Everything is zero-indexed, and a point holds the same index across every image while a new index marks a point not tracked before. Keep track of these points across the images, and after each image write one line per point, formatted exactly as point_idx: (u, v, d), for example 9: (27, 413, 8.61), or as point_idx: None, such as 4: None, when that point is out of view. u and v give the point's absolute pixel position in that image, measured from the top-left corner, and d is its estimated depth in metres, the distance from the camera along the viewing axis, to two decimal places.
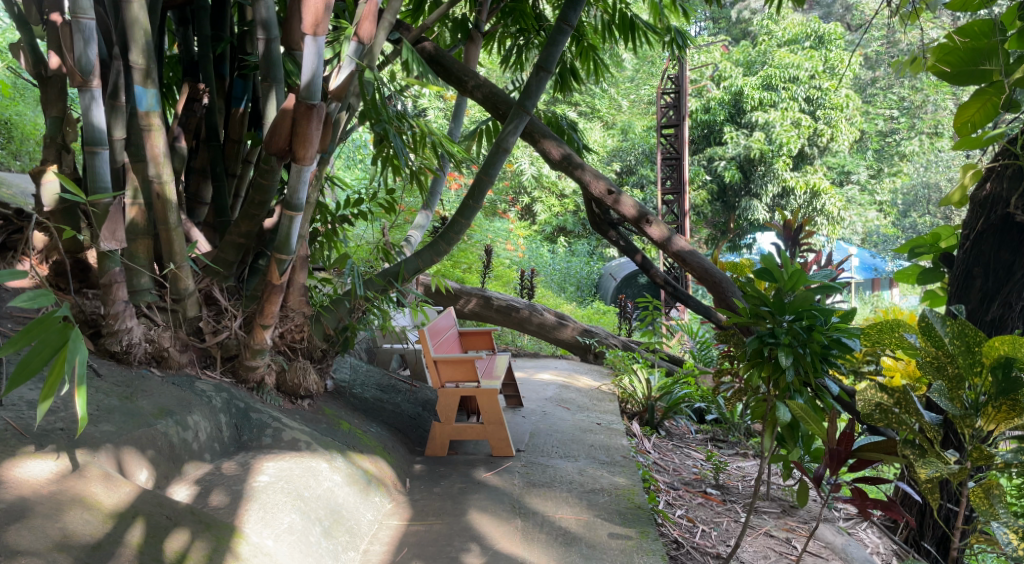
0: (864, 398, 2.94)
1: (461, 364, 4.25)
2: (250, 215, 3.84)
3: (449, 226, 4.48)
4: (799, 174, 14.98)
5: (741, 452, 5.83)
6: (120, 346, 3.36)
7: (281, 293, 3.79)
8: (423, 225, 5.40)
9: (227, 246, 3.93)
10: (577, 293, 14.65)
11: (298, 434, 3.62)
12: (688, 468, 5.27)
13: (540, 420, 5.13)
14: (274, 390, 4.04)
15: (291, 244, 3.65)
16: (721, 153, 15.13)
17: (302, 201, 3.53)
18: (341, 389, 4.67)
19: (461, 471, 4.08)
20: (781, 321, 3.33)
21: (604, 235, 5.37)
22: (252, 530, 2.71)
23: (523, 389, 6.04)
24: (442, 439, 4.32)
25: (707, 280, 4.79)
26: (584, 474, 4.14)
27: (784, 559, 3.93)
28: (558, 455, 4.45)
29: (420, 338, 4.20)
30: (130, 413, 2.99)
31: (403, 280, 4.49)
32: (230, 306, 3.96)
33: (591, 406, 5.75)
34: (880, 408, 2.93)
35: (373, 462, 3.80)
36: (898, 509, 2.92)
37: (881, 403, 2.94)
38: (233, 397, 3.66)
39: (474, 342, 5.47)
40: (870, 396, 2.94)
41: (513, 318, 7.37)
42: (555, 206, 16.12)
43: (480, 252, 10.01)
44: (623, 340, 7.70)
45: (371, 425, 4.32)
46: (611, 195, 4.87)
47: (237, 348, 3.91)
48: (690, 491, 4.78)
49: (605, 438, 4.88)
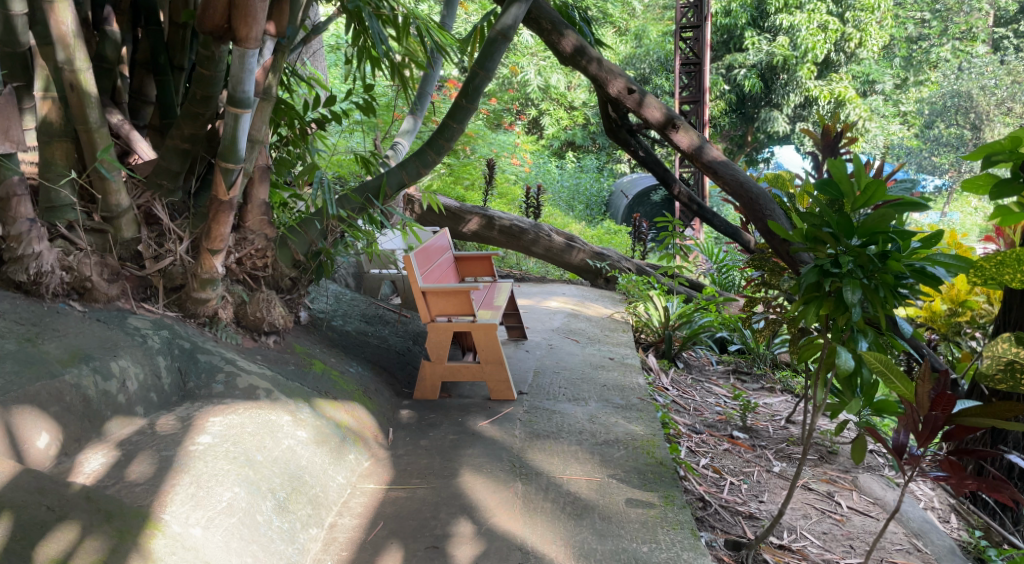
0: (993, 355, 2.87)
1: (454, 295, 3.67)
2: (193, 115, 3.21)
3: (437, 131, 3.80)
4: (824, 83, 14.14)
5: (767, 389, 5.28)
6: (28, 275, 2.75)
7: (231, 211, 3.13)
8: (410, 131, 4.69)
9: (168, 152, 3.27)
10: (586, 212, 13.62)
11: (256, 380, 3.02)
12: (710, 407, 4.64)
13: (545, 355, 4.55)
14: (231, 324, 3.37)
15: (239, 150, 2.98)
16: (741, 60, 14.25)
17: (250, 93, 2.85)
18: (316, 321, 4.07)
19: (454, 419, 3.50)
20: (847, 245, 2.69)
21: (621, 143, 4.65)
22: (174, 515, 2.12)
23: (527, 318, 5.46)
24: (433, 380, 3.75)
25: (741, 196, 4.04)
26: (596, 422, 3.56)
27: (827, 520, 3.32)
28: (565, 397, 3.85)
29: (404, 265, 3.61)
30: (30, 361, 2.40)
31: (384, 197, 3.84)
32: (174, 227, 3.31)
33: (601, 337, 5.16)
34: (1011, 368, 2.85)
35: (348, 411, 3.23)
36: (1011, 492, 2.21)
37: (1013, 361, 2.85)
38: (176, 335, 3.03)
39: (471, 268, 4.83)
40: (1001, 352, 2.87)
41: (517, 239, 6.81)
42: (563, 119, 15.32)
43: (483, 166, 9.29)
44: (636, 263, 7.04)
45: (351, 364, 3.73)
46: (631, 94, 4.15)
47: (183, 277, 3.25)
48: (715, 434, 4.17)
49: (619, 376, 4.32)
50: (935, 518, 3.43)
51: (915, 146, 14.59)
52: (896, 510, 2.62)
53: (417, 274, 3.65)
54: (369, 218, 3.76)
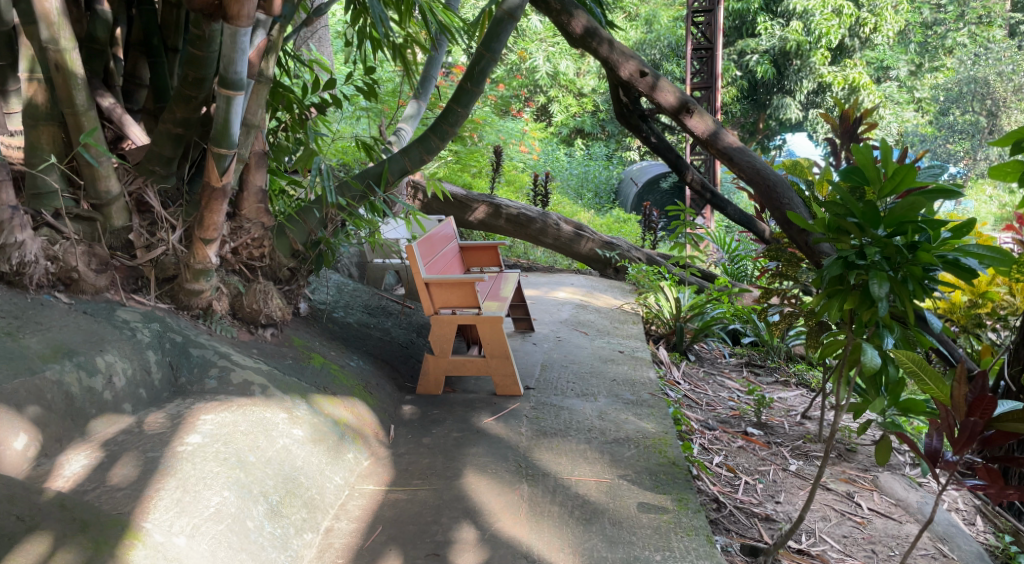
0: None
1: (459, 287, 3.53)
2: (185, 97, 3.07)
3: (441, 116, 3.65)
4: (838, 69, 13.91)
5: (782, 383, 5.13)
6: (10, 265, 2.62)
7: (224, 199, 2.99)
8: (414, 116, 4.56)
9: (161, 137, 3.13)
10: (595, 199, 13.46)
11: (251, 376, 2.90)
12: (723, 401, 4.49)
13: (553, 348, 4.41)
14: (226, 317, 3.24)
15: (231, 135, 2.84)
16: (753, 46, 14.03)
17: (242, 74, 2.70)
18: (317, 312, 3.94)
19: (458, 416, 3.37)
20: (874, 236, 2.52)
21: (632, 129, 4.49)
22: (156, 523, 1.99)
23: (534, 310, 5.31)
24: (436, 374, 3.62)
25: (758, 183, 3.88)
26: (606, 419, 3.42)
27: (847, 522, 3.17)
28: (574, 392, 3.72)
29: (407, 255, 3.48)
30: (9, 357, 2.28)
31: (386, 184, 3.70)
32: (166, 215, 3.18)
33: (611, 328, 5.02)
34: None
35: (348, 407, 3.10)
36: None
37: None
38: (168, 328, 2.89)
39: (477, 258, 4.69)
40: None
41: (525, 228, 6.70)
42: (572, 106, 15.13)
43: (491, 154, 9.14)
44: (646, 252, 6.88)
45: (351, 358, 3.60)
46: (644, 78, 3.99)
47: (175, 268, 3.11)
48: (728, 430, 4.03)
49: (630, 370, 4.18)
50: (959, 520, 3.28)
51: (930, 134, 14.34)
52: (930, 517, 2.47)
53: (419, 265, 3.51)
54: (371, 205, 3.62)
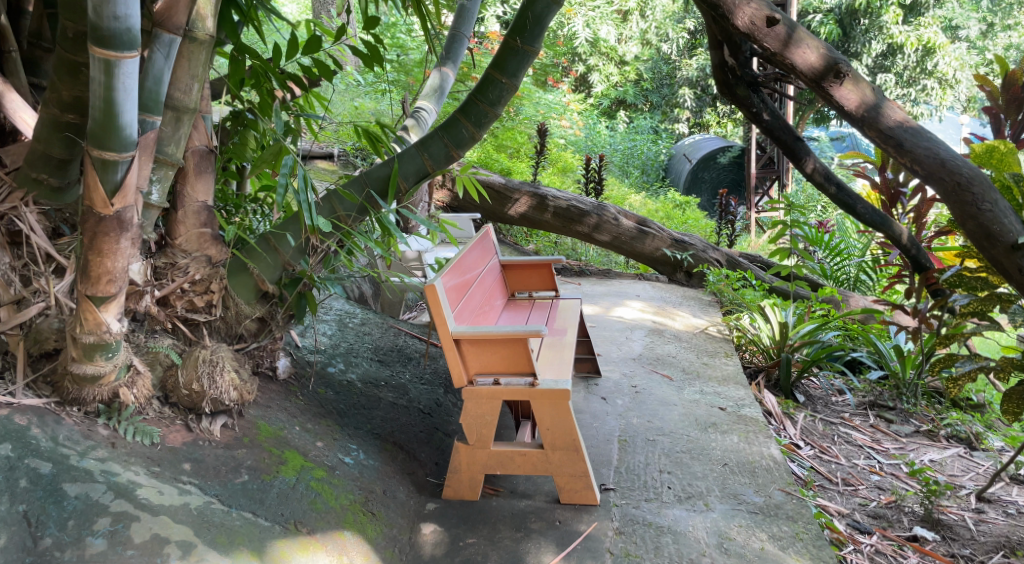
0: None
1: (504, 345, 2.36)
2: (70, 66, 1.88)
3: (476, 90, 2.47)
4: (910, 28, 12.41)
5: (925, 437, 3.89)
6: None
7: (124, 234, 1.81)
8: (438, 91, 3.35)
9: (42, 128, 1.95)
10: (643, 178, 12.07)
11: (165, 526, 1.75)
12: (866, 477, 3.34)
13: (631, 409, 3.21)
14: (148, 407, 2.09)
15: (126, 128, 1.67)
16: (816, 4, 12.55)
17: (128, 21, 1.54)
18: (303, 371, 2.78)
19: (506, 551, 2.21)
20: None
21: (738, 104, 3.23)
22: None
23: (596, 340, 4.10)
24: (471, 473, 2.46)
25: (941, 181, 2.56)
26: (732, 553, 2.24)
27: None
28: (675, 497, 2.54)
29: (429, 300, 2.30)
30: None
31: (396, 193, 2.51)
32: (53, 254, 2.04)
33: (700, 367, 3.80)
34: None
35: (337, 557, 1.96)
36: None
37: None
38: (28, 451, 1.76)
39: (523, 280, 3.48)
40: None
41: (574, 225, 5.52)
42: (614, 75, 13.73)
43: (529, 130, 7.86)
44: (724, 252, 5.60)
45: (348, 449, 2.44)
46: (773, 27, 2.66)
47: (59, 339, 2.01)
48: (891, 535, 2.84)
49: (741, 444, 2.97)
50: None
51: None
52: None
53: (448, 313, 2.34)
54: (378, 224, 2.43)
